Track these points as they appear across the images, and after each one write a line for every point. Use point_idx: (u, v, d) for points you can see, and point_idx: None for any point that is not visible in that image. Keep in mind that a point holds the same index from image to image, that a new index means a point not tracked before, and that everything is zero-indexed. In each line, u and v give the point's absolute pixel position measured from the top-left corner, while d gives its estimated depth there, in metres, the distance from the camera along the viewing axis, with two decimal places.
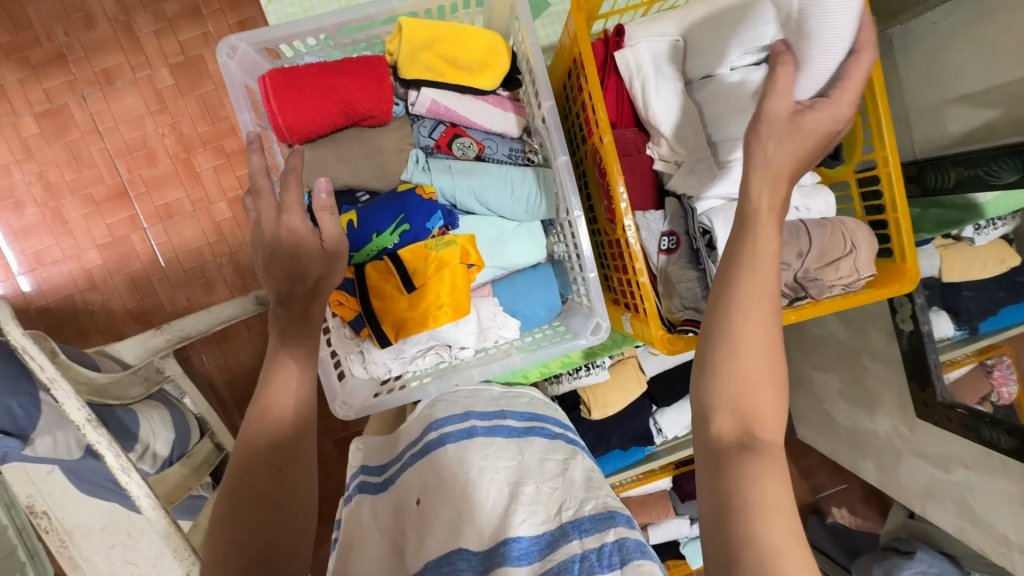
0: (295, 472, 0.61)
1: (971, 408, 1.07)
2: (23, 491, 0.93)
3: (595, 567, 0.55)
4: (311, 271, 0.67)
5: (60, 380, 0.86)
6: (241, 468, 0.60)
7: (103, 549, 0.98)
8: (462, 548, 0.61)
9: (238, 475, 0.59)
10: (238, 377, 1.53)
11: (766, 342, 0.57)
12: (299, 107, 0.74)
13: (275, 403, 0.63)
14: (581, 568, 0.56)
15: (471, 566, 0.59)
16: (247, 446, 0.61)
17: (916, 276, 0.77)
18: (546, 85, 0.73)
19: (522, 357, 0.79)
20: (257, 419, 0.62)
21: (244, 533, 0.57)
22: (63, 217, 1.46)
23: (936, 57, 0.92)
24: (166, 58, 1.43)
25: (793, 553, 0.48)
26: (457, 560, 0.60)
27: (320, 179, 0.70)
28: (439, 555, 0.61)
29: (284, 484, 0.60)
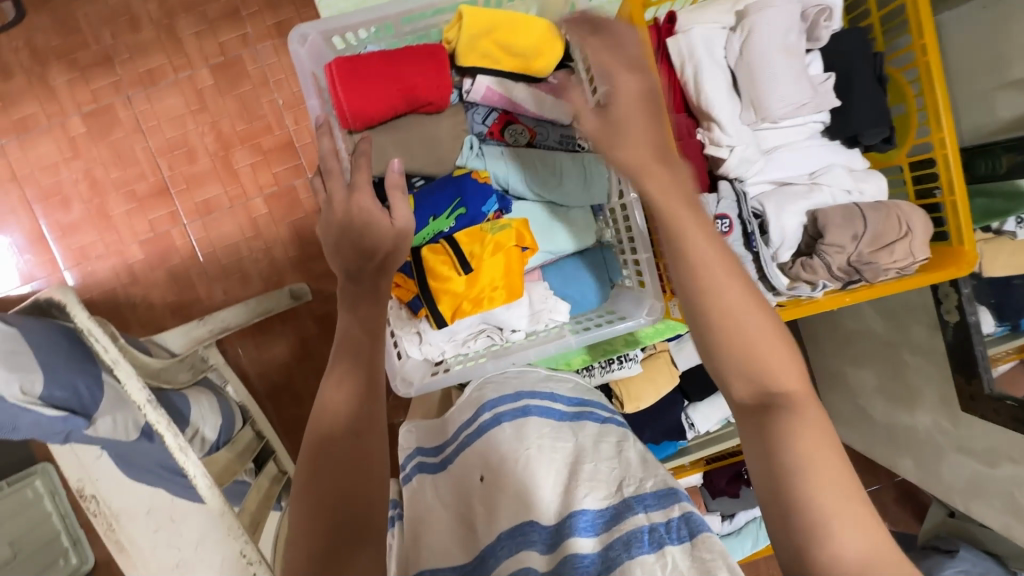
0: (370, 436, 0.59)
1: (1019, 400, 1.04)
2: (76, 474, 1.06)
3: (665, 537, 0.51)
4: (381, 248, 0.69)
5: (122, 362, 0.90)
6: (321, 431, 0.59)
7: (149, 531, 1.07)
8: (534, 521, 0.58)
9: (313, 442, 0.59)
10: (272, 370, 1.57)
11: (755, 313, 0.56)
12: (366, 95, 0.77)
13: (344, 372, 0.63)
14: (650, 539, 0.52)
15: (543, 538, 0.56)
16: (317, 416, 0.60)
17: (975, 258, 0.75)
18: (602, 71, 0.75)
19: (576, 338, 0.81)
20: (334, 387, 0.62)
21: (328, 496, 0.55)
22: (107, 213, 1.51)
23: (987, 43, 0.90)
24: (206, 59, 1.47)
25: (857, 517, 0.48)
26: (532, 530, 0.57)
27: (392, 160, 0.74)
28: (511, 526, 0.58)
29: (359, 451, 0.58)
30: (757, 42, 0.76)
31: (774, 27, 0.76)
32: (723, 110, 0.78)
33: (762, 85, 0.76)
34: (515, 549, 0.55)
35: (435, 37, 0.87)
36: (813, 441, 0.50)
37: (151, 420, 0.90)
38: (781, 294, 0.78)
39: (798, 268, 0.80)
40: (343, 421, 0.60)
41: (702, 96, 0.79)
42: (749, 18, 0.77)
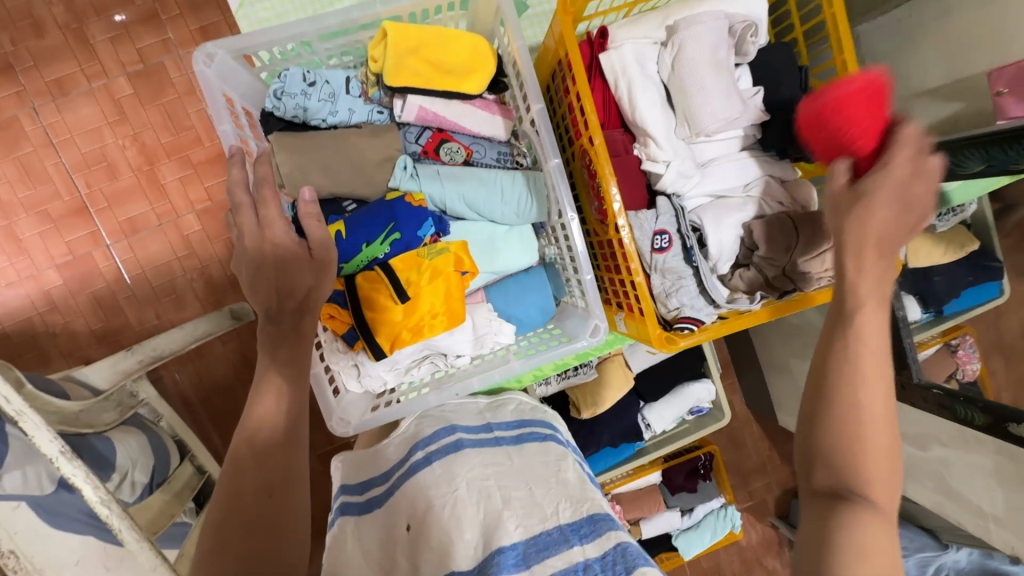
0: (286, 497, 0.57)
1: (945, 389, 1.12)
2: None
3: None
4: (303, 284, 0.65)
5: (29, 414, 0.80)
6: (228, 494, 0.56)
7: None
8: (455, 571, 0.61)
9: (224, 505, 0.55)
10: (213, 396, 1.47)
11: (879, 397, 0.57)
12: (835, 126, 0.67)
13: (266, 423, 0.60)
14: None
15: None
16: (235, 474, 0.57)
17: (897, 266, 0.79)
18: (536, 88, 0.73)
19: (521, 364, 0.79)
20: (246, 441, 0.59)
21: (236, 566, 0.52)
22: (17, 236, 1.38)
23: (904, 53, 0.95)
24: (124, 67, 1.36)
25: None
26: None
27: (303, 188, 0.69)
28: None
29: (276, 514, 0.56)
30: (688, 55, 0.76)
31: (706, 45, 0.76)
32: (655, 124, 0.78)
33: (695, 100, 0.77)
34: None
35: (360, 52, 0.83)
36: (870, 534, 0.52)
37: (64, 474, 0.80)
38: (721, 307, 0.80)
39: (737, 280, 0.83)
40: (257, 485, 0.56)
41: (637, 111, 0.78)
42: (679, 34, 0.77)
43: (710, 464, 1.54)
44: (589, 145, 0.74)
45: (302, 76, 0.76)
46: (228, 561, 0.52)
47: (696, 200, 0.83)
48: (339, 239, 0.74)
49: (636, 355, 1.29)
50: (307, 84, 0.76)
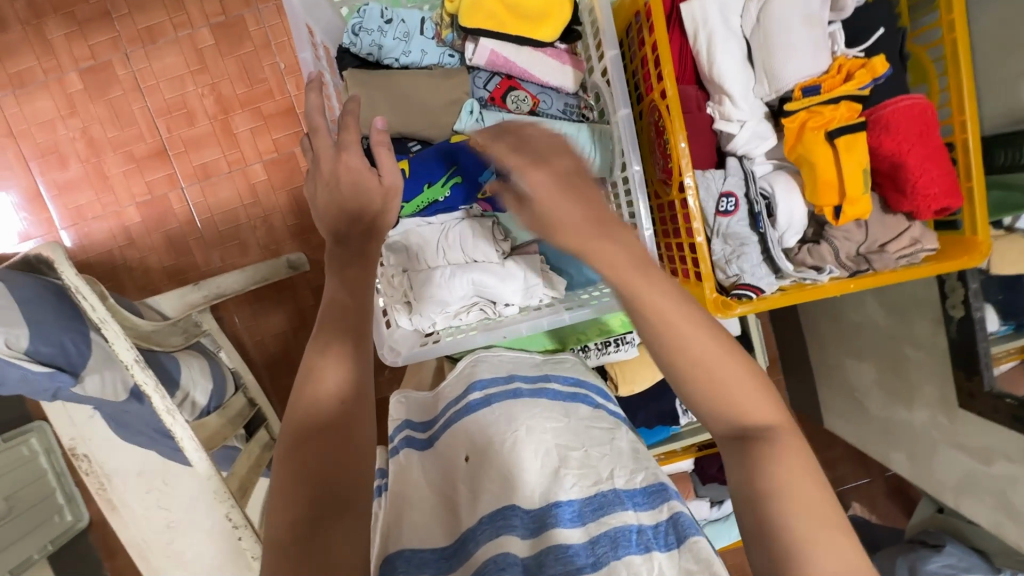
0: (359, 406, 0.58)
1: (1021, 399, 1.03)
2: (68, 432, 1.06)
3: (653, 542, 0.56)
4: (369, 208, 0.67)
5: (110, 321, 0.87)
6: (309, 403, 0.57)
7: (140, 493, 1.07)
8: (515, 505, 0.60)
9: (301, 410, 0.57)
10: (266, 339, 1.56)
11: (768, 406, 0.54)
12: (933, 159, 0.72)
13: (332, 337, 0.61)
14: (638, 539, 0.56)
15: (524, 523, 0.58)
16: (309, 377, 0.58)
17: (989, 247, 0.73)
18: (611, 35, 0.71)
19: (571, 314, 0.80)
20: (320, 350, 0.60)
21: (310, 464, 0.54)
22: (105, 173, 1.48)
23: (1021, 25, 0.85)
24: (207, 18, 1.43)
25: None
26: (514, 515, 0.58)
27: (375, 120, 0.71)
28: (494, 510, 0.59)
29: (348, 418, 0.57)
30: (778, 6, 0.73)
31: (795, 1, 0.73)
32: (727, 82, 0.76)
33: (778, 56, 0.73)
34: (496, 533, 0.56)
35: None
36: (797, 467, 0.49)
37: (138, 381, 0.88)
38: (785, 277, 0.78)
39: (805, 254, 0.79)
40: (331, 391, 0.58)
41: (714, 68, 0.76)
42: None
43: None
44: (660, 98, 0.73)
45: (380, 12, 0.78)
46: (308, 452, 0.54)
47: (764, 166, 0.81)
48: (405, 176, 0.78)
49: None
50: (384, 21, 0.78)
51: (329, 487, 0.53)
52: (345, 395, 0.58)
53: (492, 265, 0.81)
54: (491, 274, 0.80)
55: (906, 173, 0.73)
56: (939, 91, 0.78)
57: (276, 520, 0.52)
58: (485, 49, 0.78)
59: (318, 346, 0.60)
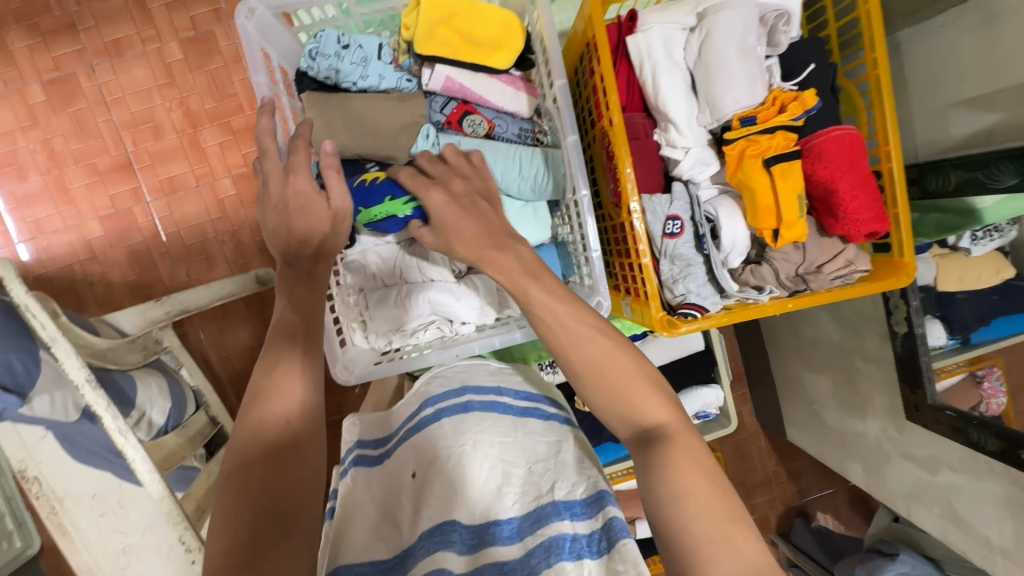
0: (302, 424, 0.59)
1: (959, 411, 1.08)
2: (17, 454, 0.94)
3: (584, 550, 0.57)
4: (318, 230, 0.69)
5: (60, 340, 0.86)
6: (253, 422, 0.57)
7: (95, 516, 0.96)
8: (455, 521, 0.61)
9: (245, 429, 0.57)
10: (232, 354, 1.53)
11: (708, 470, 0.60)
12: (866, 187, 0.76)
13: (283, 358, 0.62)
14: (572, 547, 0.57)
15: (463, 538, 0.60)
16: (259, 397, 0.59)
17: (915, 269, 0.78)
18: (560, 64, 0.74)
19: (524, 332, 0.80)
20: (265, 371, 0.60)
21: (252, 489, 0.54)
22: (66, 186, 1.46)
23: (946, 59, 0.91)
24: (176, 32, 1.43)
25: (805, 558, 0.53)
26: (451, 531, 0.60)
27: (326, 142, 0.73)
28: (432, 526, 0.61)
29: (292, 438, 0.57)
30: (718, 40, 0.77)
31: (733, 36, 0.77)
32: (674, 109, 0.80)
33: (720, 87, 0.77)
34: (433, 549, 0.58)
35: (394, 20, 0.87)
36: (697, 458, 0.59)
37: (89, 402, 0.86)
38: (729, 297, 0.81)
39: (748, 274, 0.83)
40: (275, 408, 0.58)
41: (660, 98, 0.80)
42: (708, 19, 0.78)
43: None
44: (607, 125, 0.75)
45: (337, 37, 0.78)
46: (249, 474, 0.54)
47: (709, 191, 0.84)
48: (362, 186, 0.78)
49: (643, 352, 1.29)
50: (341, 46, 0.79)
51: (276, 509, 0.53)
52: (292, 415, 0.58)
53: (448, 284, 0.82)
54: (446, 293, 0.81)
55: (838, 200, 0.77)
56: (865, 121, 0.83)
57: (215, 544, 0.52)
58: (441, 78, 0.80)
59: (264, 368, 0.60)
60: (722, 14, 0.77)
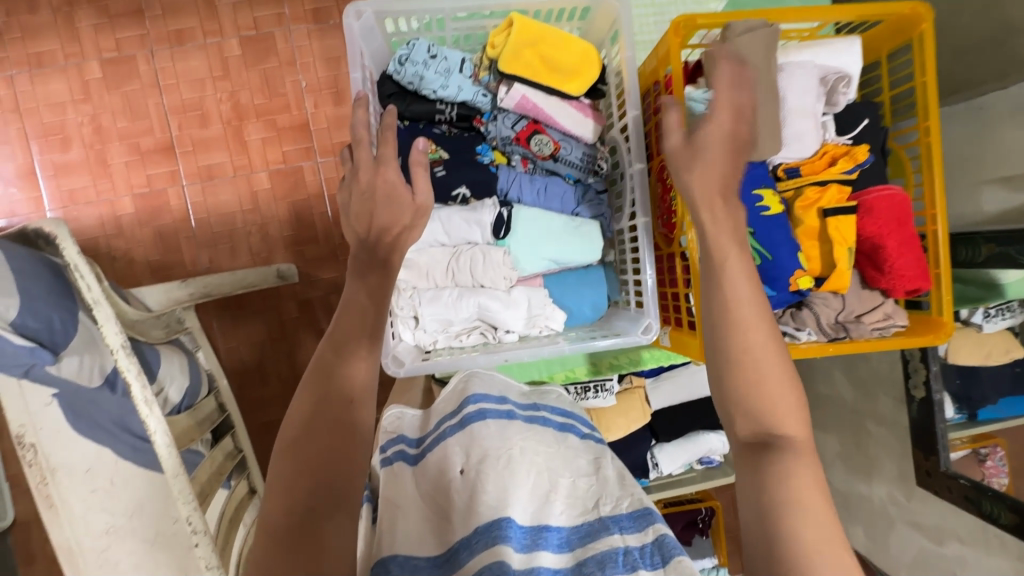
0: (363, 408, 0.63)
1: (972, 480, 1.08)
2: (17, 419, 0.86)
3: (639, 562, 0.58)
4: (399, 221, 0.72)
5: (104, 303, 0.83)
6: (318, 397, 0.62)
7: (83, 491, 0.91)
8: (511, 518, 0.62)
9: (317, 394, 0.62)
10: (243, 345, 1.53)
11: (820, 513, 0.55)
12: (907, 246, 0.81)
13: (354, 340, 0.66)
14: (626, 560, 0.59)
15: (518, 539, 0.61)
16: (330, 373, 0.64)
17: (951, 329, 0.82)
18: (635, 97, 0.80)
19: (569, 346, 0.85)
20: (332, 349, 0.65)
21: (310, 455, 0.59)
22: (106, 161, 1.49)
23: (985, 141, 0.97)
24: (238, 30, 1.48)
25: None
26: (508, 528, 0.61)
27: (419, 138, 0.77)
28: (489, 521, 0.62)
29: (351, 414, 0.62)
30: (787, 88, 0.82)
31: (796, 88, 0.82)
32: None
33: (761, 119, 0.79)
34: (491, 544, 0.59)
35: (480, 38, 0.91)
36: (809, 482, 0.55)
37: (121, 367, 0.83)
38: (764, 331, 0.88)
39: (789, 318, 0.86)
40: (343, 390, 0.63)
41: (689, 132, 0.83)
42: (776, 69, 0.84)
43: (709, 519, 1.51)
44: None
45: (427, 48, 0.84)
46: (307, 448, 0.59)
47: None
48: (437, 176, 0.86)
49: (656, 391, 1.29)
50: (429, 56, 0.84)
51: (323, 483, 0.58)
52: (357, 395, 0.63)
53: (498, 292, 0.86)
54: (496, 301, 0.86)
55: (885, 256, 0.82)
56: (913, 185, 0.88)
57: (273, 510, 0.57)
58: (517, 92, 0.84)
59: (337, 350, 0.65)
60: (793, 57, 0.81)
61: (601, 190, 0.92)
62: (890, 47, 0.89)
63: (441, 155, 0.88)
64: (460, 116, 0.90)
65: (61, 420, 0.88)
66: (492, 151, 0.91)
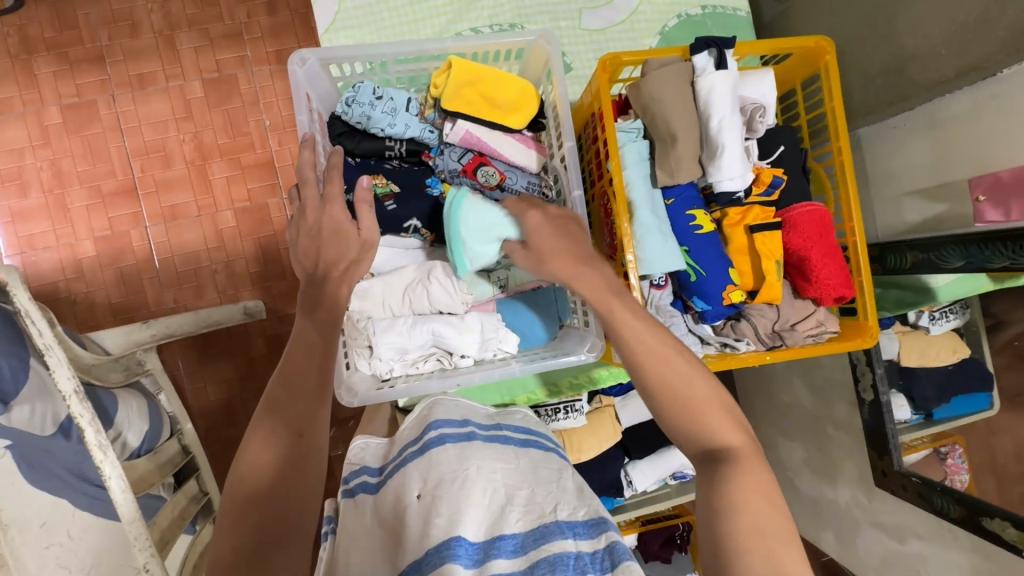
0: (316, 440, 0.66)
1: (924, 477, 1.11)
2: None
3: (588, 566, 0.60)
4: (346, 255, 0.75)
5: (56, 349, 0.82)
6: (274, 431, 0.64)
7: (36, 548, 0.82)
8: (461, 537, 0.64)
9: (279, 430, 0.64)
10: (210, 384, 1.51)
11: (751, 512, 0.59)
12: (828, 259, 0.87)
13: (308, 374, 0.68)
14: (575, 564, 0.60)
15: (468, 554, 0.62)
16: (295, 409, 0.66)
17: (877, 332, 0.88)
18: (570, 129, 0.85)
19: (522, 367, 0.88)
20: (283, 383, 0.67)
21: (269, 492, 0.61)
22: (66, 205, 1.48)
23: (903, 154, 1.04)
24: (200, 73, 1.51)
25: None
26: (457, 547, 0.62)
27: (362, 179, 0.81)
28: (440, 540, 0.63)
29: (307, 446, 0.64)
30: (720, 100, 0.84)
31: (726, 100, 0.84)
32: (655, 167, 0.90)
33: (685, 145, 0.85)
34: (440, 563, 0.60)
35: (425, 79, 0.96)
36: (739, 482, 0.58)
37: (74, 414, 0.81)
38: (709, 342, 0.93)
39: (729, 329, 0.93)
40: (293, 423, 0.65)
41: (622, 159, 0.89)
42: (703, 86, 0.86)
43: (686, 534, 1.52)
44: (609, 186, 0.86)
45: (372, 89, 0.88)
46: (263, 479, 0.61)
47: None
48: (387, 208, 0.90)
49: (625, 408, 1.31)
50: (375, 97, 0.88)
51: (272, 514, 0.60)
52: (310, 427, 0.65)
53: (454, 317, 0.90)
54: (450, 327, 0.88)
55: (811, 266, 0.88)
56: (833, 201, 0.95)
57: (226, 544, 0.59)
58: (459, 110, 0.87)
59: (292, 391, 0.66)
60: (718, 75, 0.84)
61: None
62: (803, 76, 0.98)
63: (392, 188, 0.92)
64: (410, 151, 0.93)
65: (14, 471, 0.81)
66: (441, 183, 0.94)
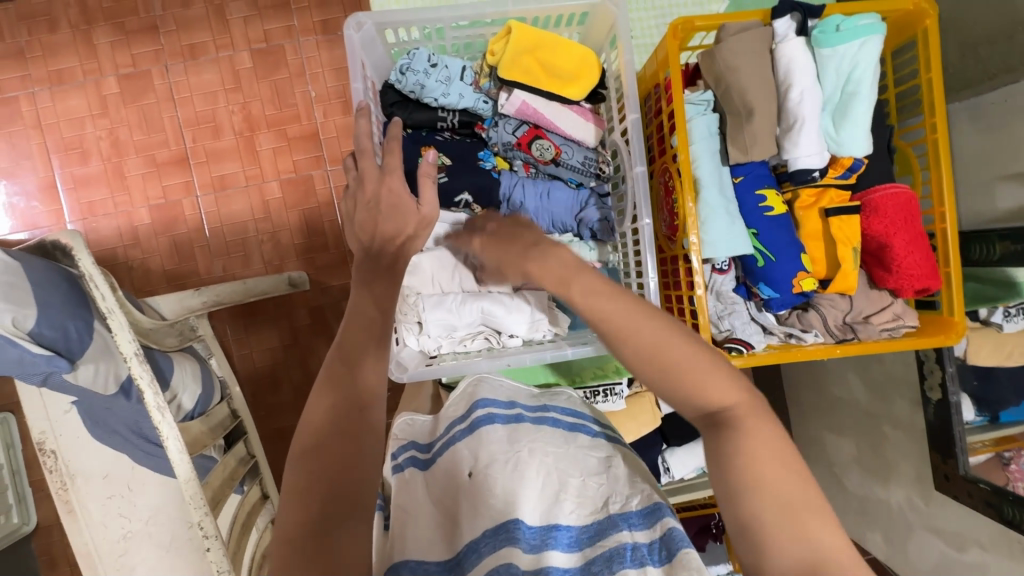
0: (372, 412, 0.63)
1: (994, 485, 1.03)
2: (37, 426, 0.92)
3: (646, 558, 0.57)
4: (403, 231, 0.75)
5: (118, 313, 0.83)
6: (332, 405, 0.61)
7: (100, 497, 0.95)
8: (519, 520, 0.63)
9: (334, 406, 0.61)
10: (255, 352, 1.55)
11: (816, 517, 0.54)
12: (915, 246, 0.82)
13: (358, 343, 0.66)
14: (632, 556, 0.57)
15: (525, 539, 0.61)
16: (350, 379, 0.64)
17: (964, 328, 0.82)
18: (634, 101, 0.80)
19: (573, 351, 0.85)
20: (338, 351, 0.66)
21: (324, 468, 0.58)
22: (123, 173, 1.53)
23: (1004, 133, 0.93)
24: (249, 43, 1.51)
25: None
26: (517, 530, 0.61)
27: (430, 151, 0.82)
28: (496, 524, 0.62)
29: (359, 420, 0.61)
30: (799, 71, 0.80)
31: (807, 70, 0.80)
32: (725, 143, 0.86)
33: (760, 119, 0.81)
34: (498, 546, 0.59)
35: (481, 46, 0.93)
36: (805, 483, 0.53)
37: (133, 375, 0.84)
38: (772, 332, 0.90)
39: (794, 320, 0.90)
40: (344, 398, 0.62)
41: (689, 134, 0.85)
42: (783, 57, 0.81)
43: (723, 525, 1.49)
44: (673, 162, 0.82)
45: (427, 57, 0.86)
46: (322, 452, 0.59)
47: None
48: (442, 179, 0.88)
49: None
50: (430, 65, 0.86)
51: (333, 489, 0.58)
52: (365, 401, 0.62)
53: (502, 297, 0.89)
54: (500, 305, 0.87)
55: (892, 254, 0.83)
56: (922, 182, 0.89)
57: (289, 515, 0.57)
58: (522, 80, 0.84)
59: (349, 362, 0.65)
60: (798, 43, 0.80)
61: (604, 193, 0.93)
62: (894, 44, 0.90)
63: (445, 161, 0.90)
64: (462, 122, 0.92)
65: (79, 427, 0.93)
66: (494, 157, 0.93)
